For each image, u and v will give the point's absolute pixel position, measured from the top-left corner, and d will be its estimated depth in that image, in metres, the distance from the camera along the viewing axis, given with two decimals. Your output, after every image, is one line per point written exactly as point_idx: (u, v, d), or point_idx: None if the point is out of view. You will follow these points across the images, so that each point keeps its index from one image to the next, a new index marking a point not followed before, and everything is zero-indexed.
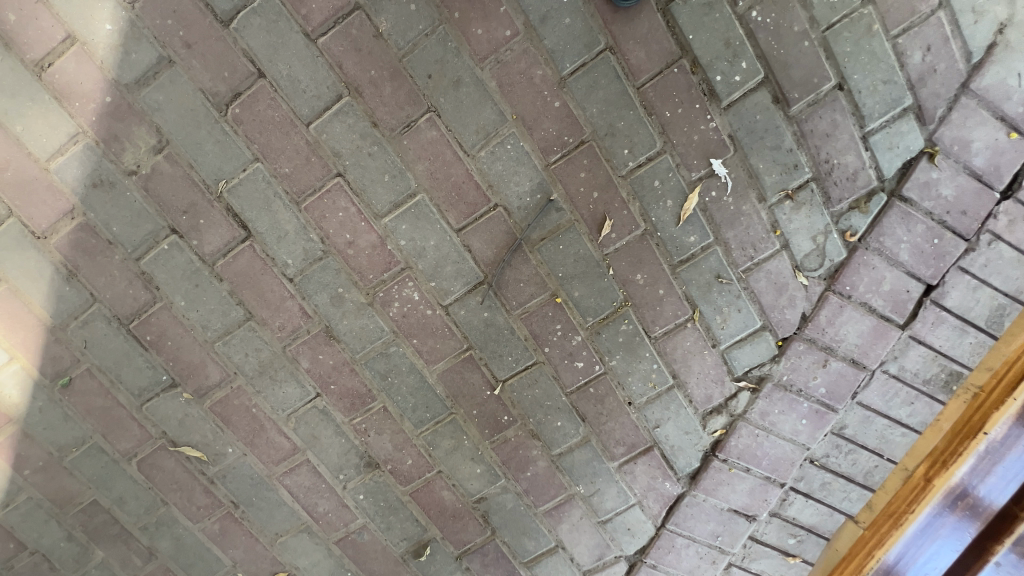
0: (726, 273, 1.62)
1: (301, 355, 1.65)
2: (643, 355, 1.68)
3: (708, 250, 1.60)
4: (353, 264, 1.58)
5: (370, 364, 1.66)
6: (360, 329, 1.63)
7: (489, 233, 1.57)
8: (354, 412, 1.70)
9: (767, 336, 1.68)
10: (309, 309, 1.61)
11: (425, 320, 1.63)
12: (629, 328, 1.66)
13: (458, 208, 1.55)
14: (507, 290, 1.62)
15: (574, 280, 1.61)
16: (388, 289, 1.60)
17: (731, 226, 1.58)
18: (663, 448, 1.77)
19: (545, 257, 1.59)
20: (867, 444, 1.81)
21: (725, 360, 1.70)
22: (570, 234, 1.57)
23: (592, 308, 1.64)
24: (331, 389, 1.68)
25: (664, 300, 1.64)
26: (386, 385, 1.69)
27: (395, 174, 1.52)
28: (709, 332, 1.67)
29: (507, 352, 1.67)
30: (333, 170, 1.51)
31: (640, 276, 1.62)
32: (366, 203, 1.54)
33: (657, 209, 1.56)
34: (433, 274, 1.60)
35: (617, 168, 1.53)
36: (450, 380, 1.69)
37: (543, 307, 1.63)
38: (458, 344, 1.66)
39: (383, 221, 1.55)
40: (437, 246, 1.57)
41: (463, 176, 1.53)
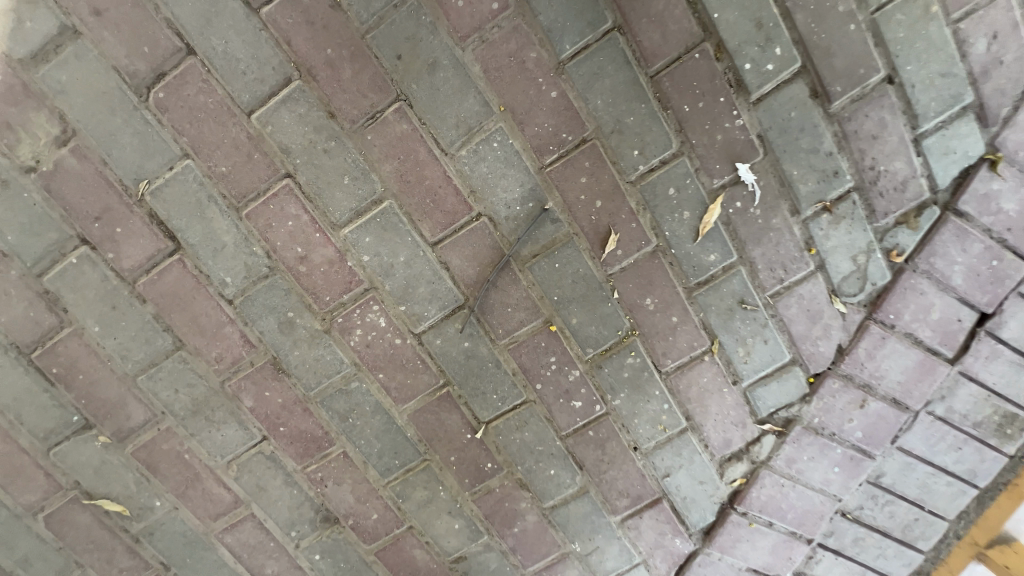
0: (750, 298, 1.37)
1: (243, 391, 1.37)
2: (652, 393, 1.43)
3: (730, 271, 1.35)
4: (305, 283, 1.31)
5: (327, 403, 1.39)
6: (315, 360, 1.36)
7: (470, 248, 1.31)
8: (308, 458, 1.43)
9: (797, 372, 1.43)
10: (252, 337, 1.34)
11: (394, 351, 1.36)
12: (636, 361, 1.40)
13: (433, 217, 1.29)
14: (492, 315, 1.35)
15: (572, 305, 1.35)
16: (348, 314, 1.33)
17: (758, 243, 1.34)
18: (673, 500, 1.52)
19: (537, 277, 1.33)
20: (907, 494, 1.57)
21: (748, 400, 1.45)
22: (568, 250, 1.32)
23: (592, 337, 1.38)
24: (280, 431, 1.41)
25: (677, 329, 1.39)
26: (347, 427, 1.41)
27: (357, 175, 1.25)
28: (729, 366, 1.42)
29: (492, 389, 1.41)
30: (281, 170, 1.24)
31: (650, 301, 1.36)
32: (322, 210, 1.27)
33: (671, 222, 1.31)
34: (403, 296, 1.33)
35: (625, 172, 1.28)
36: (424, 422, 1.42)
37: (535, 336, 1.37)
38: (434, 380, 1.39)
39: (342, 232, 1.28)
40: (407, 262, 1.30)
41: (439, 179, 1.27)
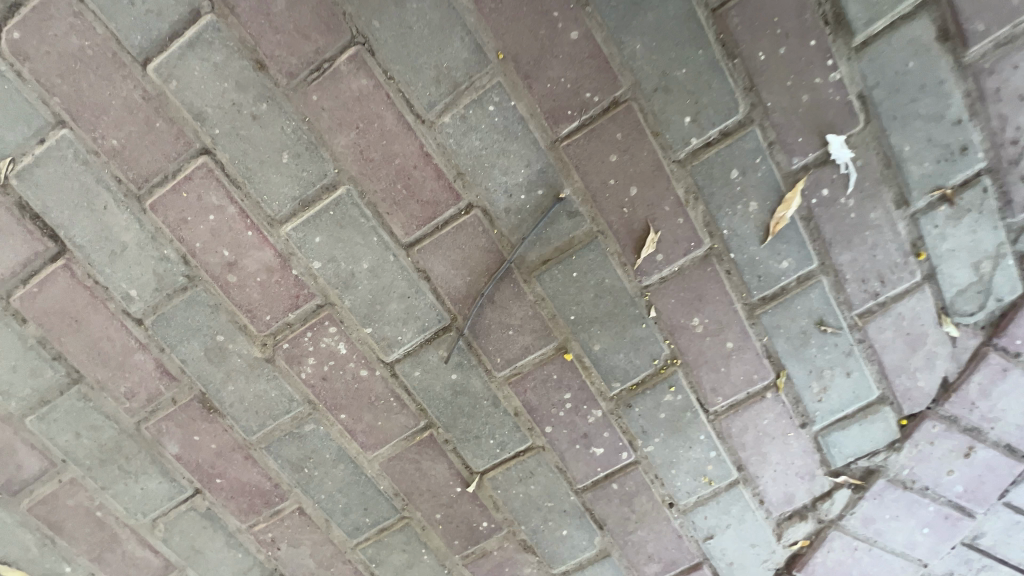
0: (833, 318, 1.03)
1: (166, 434, 1.06)
2: (694, 437, 1.10)
3: (807, 283, 1.01)
4: (237, 298, 0.97)
5: (275, 449, 1.08)
6: (256, 396, 1.04)
7: (458, 252, 0.97)
8: (255, 516, 1.12)
9: (887, 412, 1.09)
10: (171, 367, 1.02)
11: (358, 385, 1.04)
12: (676, 398, 1.07)
13: (407, 209, 0.94)
14: (487, 340, 1.02)
15: (594, 326, 1.02)
16: (295, 338, 1.00)
17: (847, 245, 0.99)
18: (716, 567, 1.20)
19: (548, 290, 0.99)
20: (1011, 559, 1.24)
21: (820, 446, 1.12)
22: (590, 255, 0.97)
23: (619, 368, 1.05)
24: (217, 484, 1.10)
25: (732, 357, 1.05)
26: (303, 478, 1.10)
27: (300, 152, 0.90)
28: (798, 405, 1.09)
29: (487, 432, 1.08)
30: (194, 144, 0.89)
31: (698, 321, 1.03)
32: (254, 199, 0.92)
33: (731, 216, 0.96)
34: (368, 315, 0.99)
35: (672, 147, 0.93)
36: (400, 472, 1.11)
37: (544, 367, 1.04)
38: (412, 421, 1.07)
39: (283, 230, 0.94)
40: (373, 271, 0.97)
41: (414, 157, 0.92)
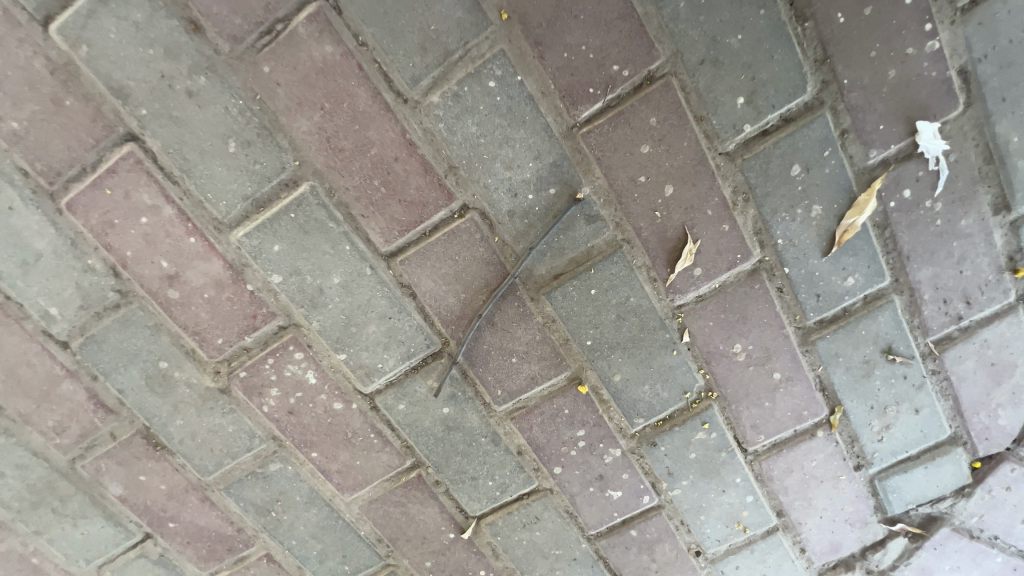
0: (903, 346, 0.85)
1: (106, 474, 0.89)
2: (729, 480, 0.94)
3: (876, 304, 0.83)
4: (180, 317, 0.80)
5: (236, 490, 0.91)
6: (210, 432, 0.87)
7: (450, 264, 0.79)
8: (215, 563, 0.97)
9: (958, 454, 0.92)
10: (107, 398, 0.85)
11: (332, 420, 0.87)
12: (709, 437, 0.90)
13: (386, 212, 0.76)
14: (485, 368, 0.85)
15: (614, 353, 0.84)
16: (254, 365, 0.83)
17: (929, 258, 0.80)
18: None
19: (560, 311, 0.81)
20: None
21: (876, 492, 0.95)
22: (613, 268, 0.79)
23: (643, 402, 0.88)
24: (170, 528, 0.94)
25: (778, 390, 0.88)
26: (270, 523, 0.94)
27: (251, 139, 0.72)
28: (853, 445, 0.92)
29: (485, 472, 0.92)
30: (117, 128, 0.71)
31: (740, 348, 0.85)
32: (195, 197, 0.74)
33: (788, 222, 0.78)
34: (341, 338, 0.82)
35: (719, 136, 0.74)
36: (384, 516, 0.95)
37: (553, 400, 0.87)
38: (397, 459, 0.91)
39: (233, 236, 0.76)
40: (345, 286, 0.79)
41: (395, 146, 0.73)
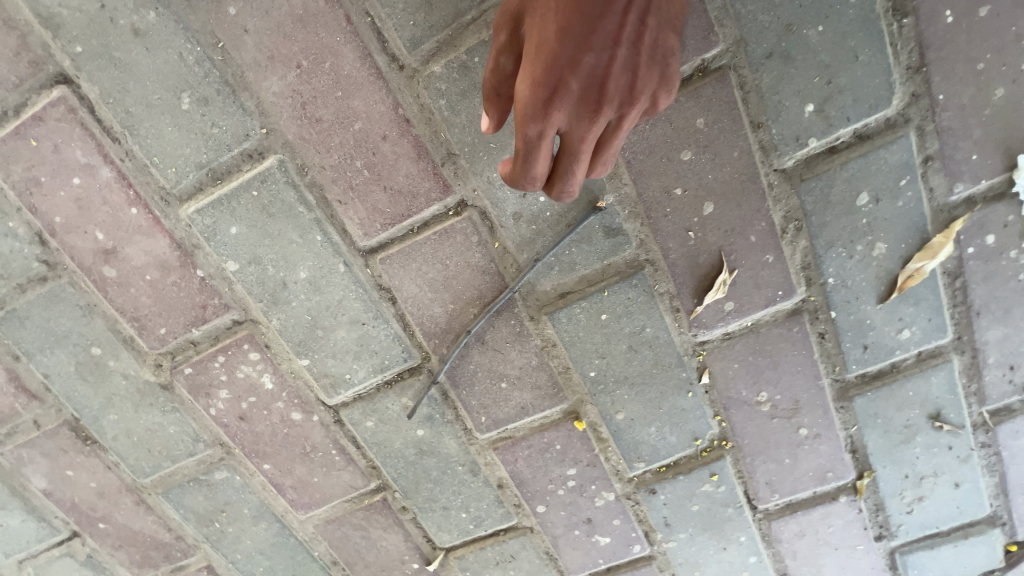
0: (954, 413, 0.73)
1: (28, 465, 0.78)
2: (732, 537, 0.82)
3: (931, 363, 0.71)
4: (118, 300, 0.68)
5: (175, 497, 0.81)
6: (148, 431, 0.76)
7: (438, 268, 0.66)
8: (151, 569, 0.86)
9: (996, 536, 0.81)
10: (32, 382, 0.74)
11: (289, 430, 0.76)
12: (717, 490, 0.79)
13: (368, 200, 0.63)
14: (470, 391, 0.73)
15: (620, 389, 0.73)
16: (202, 362, 0.71)
17: (1002, 317, 0.68)
18: None
19: (563, 335, 0.69)
20: None
21: (896, 567, 0.84)
22: (630, 292, 0.67)
23: (646, 445, 0.76)
24: (100, 530, 0.83)
25: (803, 447, 0.76)
26: (212, 535, 0.83)
27: (209, 96, 0.59)
28: (878, 514, 0.81)
29: (459, 503, 0.81)
30: (46, 66, 0.58)
31: (766, 396, 0.73)
32: (139, 160, 0.61)
33: (844, 258, 0.65)
34: (304, 341, 0.70)
35: (778, 149, 0.61)
36: (341, 538, 0.84)
37: (544, 433, 0.75)
38: (360, 480, 0.80)
39: (183, 211, 0.63)
40: (313, 281, 0.67)
41: (382, 121, 0.60)
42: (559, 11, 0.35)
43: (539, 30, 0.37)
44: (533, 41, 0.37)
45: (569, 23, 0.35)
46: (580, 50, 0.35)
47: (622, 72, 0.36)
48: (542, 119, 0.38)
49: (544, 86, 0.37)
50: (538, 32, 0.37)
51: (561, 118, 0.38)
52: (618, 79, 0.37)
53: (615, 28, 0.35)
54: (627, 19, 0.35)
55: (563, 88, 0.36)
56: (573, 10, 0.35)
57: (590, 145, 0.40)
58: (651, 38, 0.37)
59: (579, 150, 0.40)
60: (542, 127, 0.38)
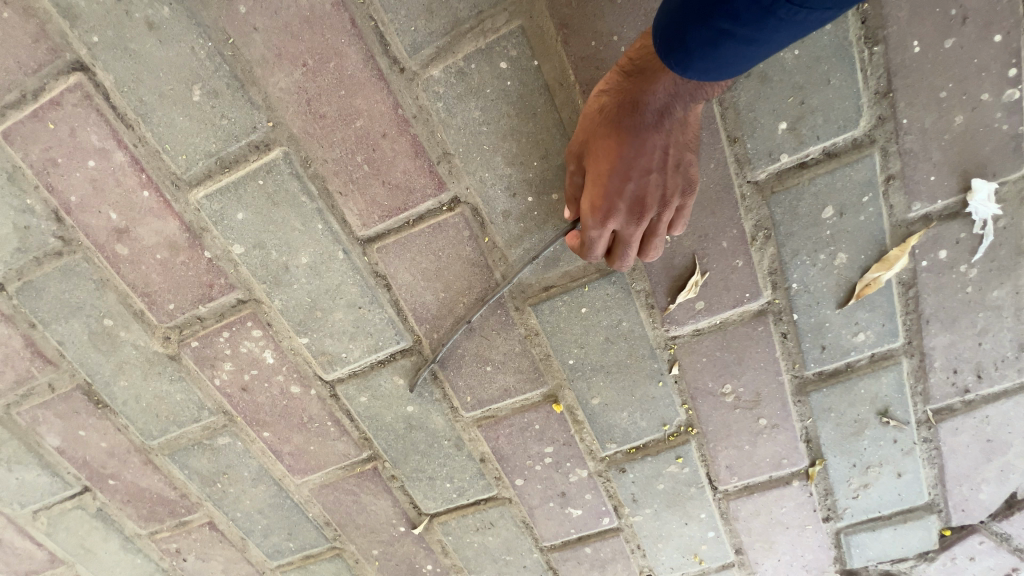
0: (901, 410, 0.80)
1: (43, 424, 0.84)
2: (693, 514, 0.90)
3: (882, 364, 0.77)
4: (129, 276, 0.72)
5: (181, 458, 0.87)
6: (156, 398, 0.81)
7: (431, 259, 0.71)
8: (157, 523, 0.94)
9: (931, 521, 0.89)
10: (47, 348, 0.79)
11: (288, 402, 0.81)
12: (682, 471, 0.86)
13: (368, 193, 0.67)
14: (457, 373, 0.79)
15: (596, 376, 0.78)
16: (208, 336, 0.76)
17: (949, 324, 0.74)
18: None
19: (545, 325, 0.75)
20: None
21: (840, 545, 0.92)
22: (609, 288, 0.72)
23: (618, 428, 0.83)
24: (110, 486, 0.90)
25: (762, 435, 0.83)
26: (214, 494, 0.90)
27: (218, 89, 0.62)
28: (827, 498, 0.88)
29: (444, 474, 0.87)
30: (63, 53, 0.61)
31: (730, 388, 0.79)
32: (151, 146, 0.65)
33: (808, 266, 0.70)
34: (304, 322, 0.75)
35: (751, 163, 0.65)
36: (334, 502, 0.91)
37: (525, 413, 0.82)
38: (354, 450, 0.86)
39: (192, 196, 0.67)
40: (314, 267, 0.71)
41: (384, 120, 0.64)
42: (606, 156, 0.52)
43: (596, 167, 0.53)
44: (591, 174, 0.54)
45: (615, 163, 0.52)
46: (624, 180, 0.52)
47: (655, 187, 0.53)
48: (604, 224, 0.55)
49: (602, 204, 0.54)
50: (594, 167, 0.54)
51: (616, 223, 0.55)
52: (654, 192, 0.54)
53: (647, 162, 0.52)
54: (654, 153, 0.52)
55: (616, 206, 0.53)
56: (616, 154, 0.52)
57: (639, 234, 0.57)
58: (673, 159, 0.53)
59: (631, 239, 0.57)
60: (604, 229, 0.56)
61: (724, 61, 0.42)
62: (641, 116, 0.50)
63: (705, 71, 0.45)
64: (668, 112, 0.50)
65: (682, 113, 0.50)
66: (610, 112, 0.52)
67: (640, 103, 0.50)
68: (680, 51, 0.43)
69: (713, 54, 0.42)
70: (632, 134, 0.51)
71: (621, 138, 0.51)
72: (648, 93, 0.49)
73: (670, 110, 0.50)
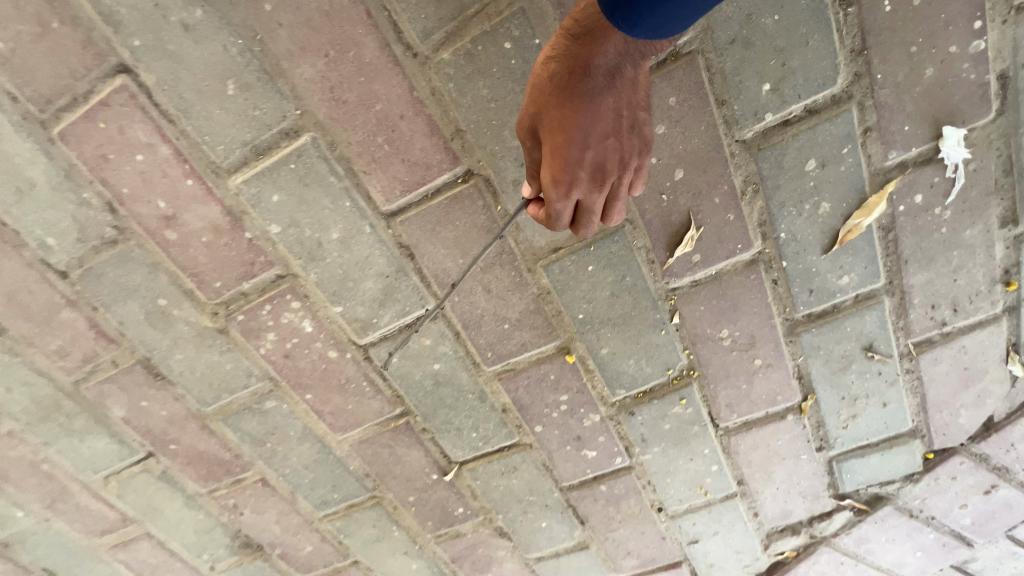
0: (884, 344, 0.87)
1: (109, 397, 0.94)
2: (698, 450, 0.99)
3: (866, 304, 0.84)
4: (179, 259, 0.80)
5: (233, 422, 0.97)
6: (209, 368, 0.90)
7: (450, 228, 0.78)
8: (215, 482, 1.04)
9: (915, 445, 0.98)
10: (108, 328, 0.87)
11: (327, 367, 0.90)
12: (686, 411, 0.95)
13: (390, 170, 0.74)
14: (478, 332, 0.87)
15: (604, 328, 0.86)
16: (252, 310, 0.85)
17: (926, 263, 0.81)
18: (695, 565, 1.15)
19: (556, 283, 0.83)
20: None
21: (833, 471, 1.01)
22: (612, 246, 0.80)
23: (626, 375, 0.91)
24: (171, 450, 1.00)
25: (758, 375, 0.91)
26: (265, 453, 1.00)
27: (250, 83, 0.68)
28: (819, 429, 0.97)
29: (470, 424, 0.97)
30: (108, 57, 0.67)
31: (726, 333, 0.87)
32: (192, 138, 0.72)
33: (794, 216, 0.77)
34: (337, 292, 0.83)
35: (738, 123, 0.71)
36: (372, 455, 1.01)
37: (540, 365, 0.90)
38: (388, 407, 0.95)
39: (232, 182, 0.74)
40: (345, 241, 0.79)
41: (401, 102, 0.70)
42: (563, 125, 0.56)
43: (554, 136, 0.57)
44: (550, 144, 0.57)
45: (571, 131, 0.56)
46: (583, 147, 0.56)
47: (612, 151, 0.58)
48: (568, 192, 0.59)
49: (565, 173, 0.58)
50: (552, 137, 0.57)
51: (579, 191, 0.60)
52: (610, 155, 0.58)
53: (602, 126, 0.56)
54: (607, 117, 0.56)
55: (578, 174, 0.57)
56: (572, 122, 0.55)
57: (600, 197, 0.62)
58: (625, 120, 0.57)
59: (594, 202, 0.62)
60: (569, 197, 0.60)
61: (671, 15, 0.46)
62: (591, 81, 0.54)
63: (651, 28, 0.48)
64: (616, 74, 0.54)
65: (631, 72, 0.55)
66: (561, 80, 0.55)
67: (590, 68, 0.53)
68: (629, 9, 0.46)
69: (661, 10, 0.45)
70: (586, 100, 0.54)
71: (575, 106, 0.55)
72: (598, 56, 0.52)
73: (618, 72, 0.54)
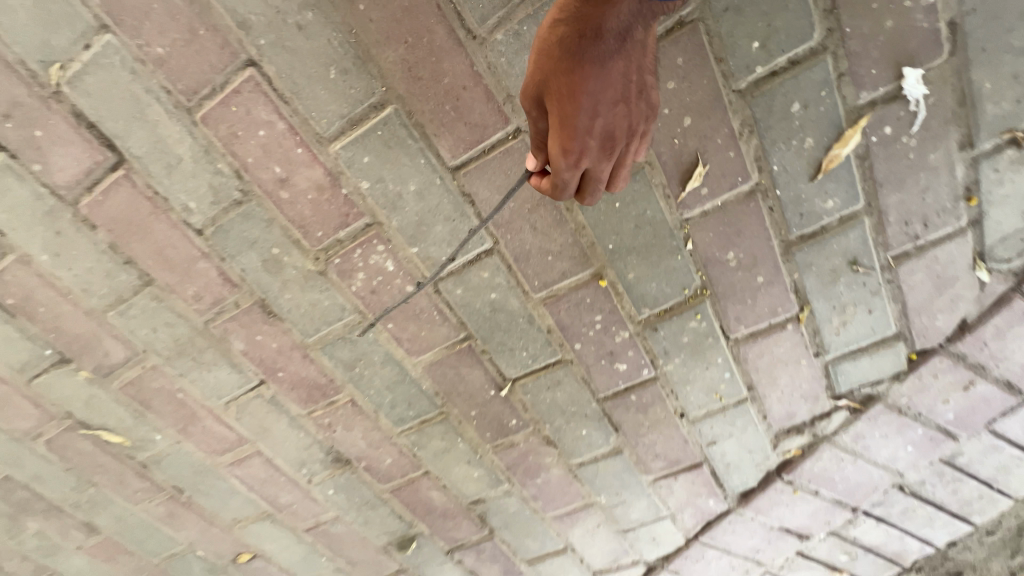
0: (867, 258, 1.05)
1: (232, 333, 1.17)
2: (712, 359, 1.18)
3: (849, 223, 1.01)
4: (290, 213, 1.01)
5: (329, 350, 1.19)
6: (311, 304, 1.12)
7: (503, 177, 0.97)
8: (314, 404, 1.28)
9: (899, 347, 1.15)
10: (232, 274, 1.09)
11: (405, 300, 1.11)
12: (701, 325, 1.13)
13: (455, 132, 0.93)
14: (527, 264, 1.07)
15: (631, 256, 1.05)
16: (346, 254, 1.06)
17: (898, 185, 0.97)
18: (713, 464, 1.35)
19: (590, 219, 1.02)
20: (979, 474, 1.40)
21: (829, 374, 1.20)
22: (635, 185, 0.98)
23: (650, 295, 1.10)
24: (280, 377, 1.23)
25: (761, 290, 1.09)
26: (354, 377, 1.23)
27: (347, 68, 0.88)
28: (815, 337, 1.15)
29: (521, 345, 1.17)
30: (240, 54, 0.87)
31: (732, 255, 1.05)
32: (303, 115, 0.92)
33: (783, 151, 0.94)
34: (414, 235, 1.03)
35: (734, 76, 0.88)
36: (441, 375, 1.23)
37: (578, 290, 1.10)
38: (453, 333, 1.16)
39: (333, 148, 0.95)
40: (420, 193, 0.99)
41: (464, 76, 0.89)
42: (575, 91, 0.71)
43: (567, 102, 0.72)
44: (563, 110, 0.73)
45: (582, 96, 0.71)
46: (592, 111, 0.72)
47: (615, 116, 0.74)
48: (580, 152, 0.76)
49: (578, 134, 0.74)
50: (564, 103, 0.72)
51: (589, 152, 0.76)
52: (613, 119, 0.75)
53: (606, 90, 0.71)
54: (610, 83, 0.71)
55: (588, 137, 0.74)
56: (582, 87, 0.71)
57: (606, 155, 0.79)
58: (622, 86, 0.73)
59: (600, 160, 0.79)
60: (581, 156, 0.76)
61: None
62: (596, 51, 0.69)
63: None
64: (617, 44, 0.69)
65: (628, 40, 0.70)
66: (571, 52, 0.69)
67: (596, 41, 0.68)
68: None
69: None
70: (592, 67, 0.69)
71: (584, 73, 0.70)
72: (602, 29, 0.67)
73: (618, 43, 0.69)
